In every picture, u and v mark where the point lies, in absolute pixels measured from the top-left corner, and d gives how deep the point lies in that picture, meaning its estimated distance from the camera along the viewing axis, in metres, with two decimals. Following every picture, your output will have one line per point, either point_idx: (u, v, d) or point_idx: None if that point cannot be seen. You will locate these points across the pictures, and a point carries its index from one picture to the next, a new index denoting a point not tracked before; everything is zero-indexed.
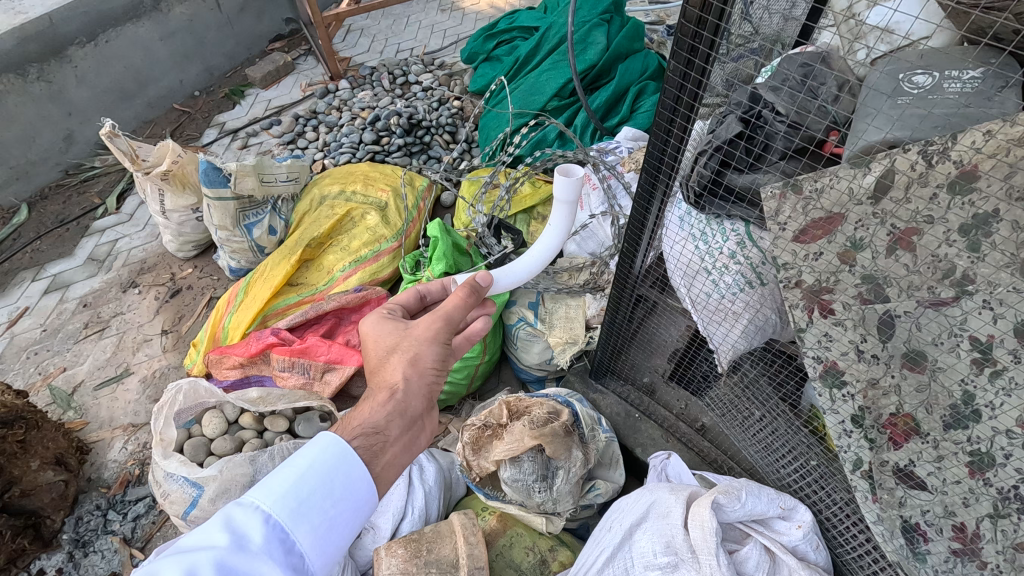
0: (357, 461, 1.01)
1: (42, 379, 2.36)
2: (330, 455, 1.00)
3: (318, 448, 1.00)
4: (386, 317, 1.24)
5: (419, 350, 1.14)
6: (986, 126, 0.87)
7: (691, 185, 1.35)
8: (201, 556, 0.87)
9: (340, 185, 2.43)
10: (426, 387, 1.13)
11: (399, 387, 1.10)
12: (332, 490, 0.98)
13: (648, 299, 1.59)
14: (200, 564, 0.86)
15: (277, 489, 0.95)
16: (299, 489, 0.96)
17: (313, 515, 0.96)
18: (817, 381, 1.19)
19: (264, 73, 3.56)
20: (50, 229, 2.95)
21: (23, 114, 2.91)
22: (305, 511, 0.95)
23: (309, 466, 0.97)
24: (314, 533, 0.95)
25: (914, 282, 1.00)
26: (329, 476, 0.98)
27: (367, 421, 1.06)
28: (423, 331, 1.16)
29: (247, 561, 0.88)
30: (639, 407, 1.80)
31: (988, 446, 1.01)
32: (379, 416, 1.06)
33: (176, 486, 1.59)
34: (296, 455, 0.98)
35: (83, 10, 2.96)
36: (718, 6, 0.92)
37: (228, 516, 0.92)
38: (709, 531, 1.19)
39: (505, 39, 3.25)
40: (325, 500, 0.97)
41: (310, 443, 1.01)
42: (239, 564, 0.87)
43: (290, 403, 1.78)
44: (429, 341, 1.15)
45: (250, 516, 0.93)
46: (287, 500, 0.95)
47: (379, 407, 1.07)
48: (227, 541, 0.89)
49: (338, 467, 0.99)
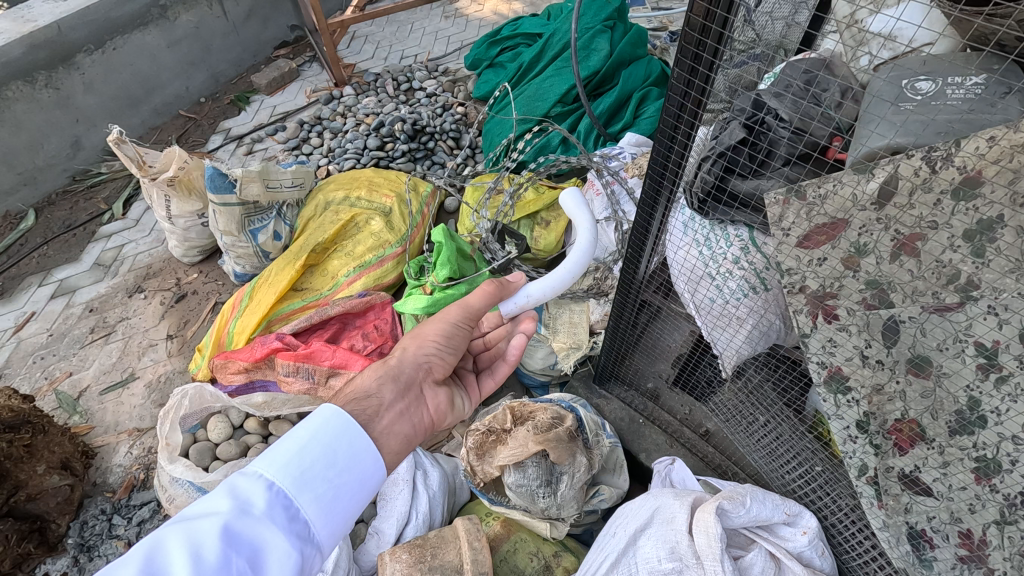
0: (360, 431, 1.01)
1: (48, 383, 2.37)
2: (333, 425, 0.99)
3: (319, 418, 0.99)
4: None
5: (424, 327, 1.31)
6: (989, 133, 0.88)
7: (694, 191, 1.35)
8: (204, 523, 0.83)
9: (345, 192, 2.44)
10: (422, 359, 1.25)
11: (395, 356, 1.24)
12: (336, 458, 0.96)
13: (652, 304, 1.59)
14: (203, 529, 0.82)
15: (279, 457, 0.93)
16: (302, 457, 0.94)
17: (317, 483, 0.93)
18: (822, 387, 1.20)
19: (269, 80, 3.59)
20: (57, 234, 2.97)
21: (31, 120, 2.94)
22: (309, 479, 0.92)
23: (312, 436, 0.96)
24: (318, 501, 0.92)
25: (919, 288, 1.00)
26: (332, 446, 0.97)
27: (361, 383, 1.16)
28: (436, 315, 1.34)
29: (251, 527, 0.85)
30: (643, 412, 1.80)
31: (995, 452, 1.01)
32: (372, 382, 1.16)
33: (181, 490, 1.64)
34: (297, 426, 0.97)
35: (91, 18, 2.99)
36: (721, 14, 0.93)
37: (230, 484, 0.89)
38: (714, 536, 1.18)
39: (509, 45, 3.27)
40: (329, 469, 0.95)
41: (312, 414, 0.99)
42: (243, 529, 0.84)
43: (294, 409, 1.82)
44: (435, 320, 1.32)
45: (254, 484, 0.90)
46: (290, 467, 0.92)
47: (374, 374, 1.18)
48: (230, 506, 0.86)
49: (341, 436, 0.98)
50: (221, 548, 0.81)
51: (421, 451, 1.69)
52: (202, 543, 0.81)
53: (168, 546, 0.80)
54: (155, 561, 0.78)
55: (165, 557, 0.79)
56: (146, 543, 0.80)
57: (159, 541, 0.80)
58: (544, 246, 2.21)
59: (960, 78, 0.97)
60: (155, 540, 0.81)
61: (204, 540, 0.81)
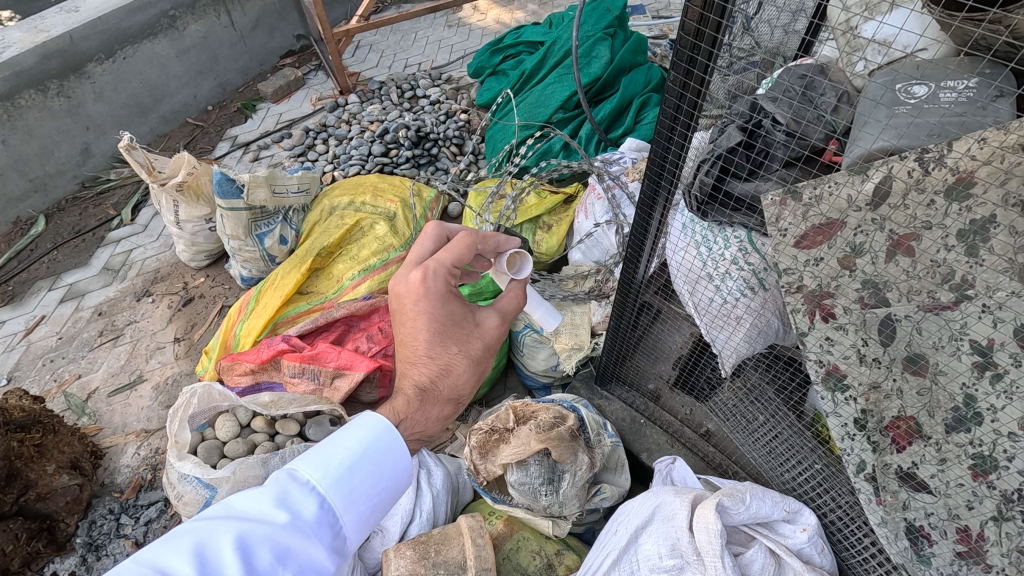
0: (404, 454, 1.03)
1: (57, 385, 2.40)
2: (381, 442, 1.01)
3: (370, 433, 1.01)
4: (449, 292, 1.18)
5: (487, 361, 1.24)
6: (980, 134, 0.91)
7: (694, 192, 1.40)
8: (256, 529, 0.86)
9: (350, 197, 2.46)
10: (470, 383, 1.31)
11: (461, 399, 1.24)
12: (381, 477, 0.99)
13: (653, 306, 1.61)
14: (257, 539, 0.85)
15: (330, 470, 0.95)
16: (351, 473, 0.96)
17: (360, 501, 0.96)
18: (819, 385, 1.21)
19: (275, 88, 3.64)
20: (67, 239, 3.01)
21: (43, 128, 2.99)
22: (354, 496, 0.96)
23: (362, 452, 0.98)
24: (357, 518, 0.96)
25: (914, 287, 1.02)
26: (378, 464, 0.99)
27: (423, 428, 1.22)
28: (493, 343, 1.24)
29: (301, 542, 0.87)
30: (645, 413, 1.82)
31: (991, 449, 1.03)
32: (435, 426, 1.25)
33: (190, 487, 1.66)
34: (348, 438, 0.99)
35: (102, 28, 3.05)
36: (716, 19, 0.96)
37: (282, 491, 0.92)
38: (714, 533, 1.20)
39: (511, 53, 3.32)
40: (373, 488, 0.98)
41: (362, 426, 1.01)
42: (294, 544, 0.86)
43: (301, 407, 1.75)
44: (494, 351, 1.25)
45: (304, 495, 0.92)
46: (340, 482, 0.95)
47: (440, 415, 1.22)
48: (284, 517, 0.88)
49: (388, 455, 1.01)
50: (272, 561, 0.83)
51: (426, 452, 1.72)
52: (254, 551, 0.83)
53: (221, 547, 0.82)
54: (209, 562, 0.80)
55: (219, 559, 0.80)
56: (201, 543, 0.82)
57: (212, 542, 0.82)
58: (546, 250, 2.24)
59: (954, 82, 1.02)
60: (208, 539, 0.82)
61: (255, 546, 0.84)
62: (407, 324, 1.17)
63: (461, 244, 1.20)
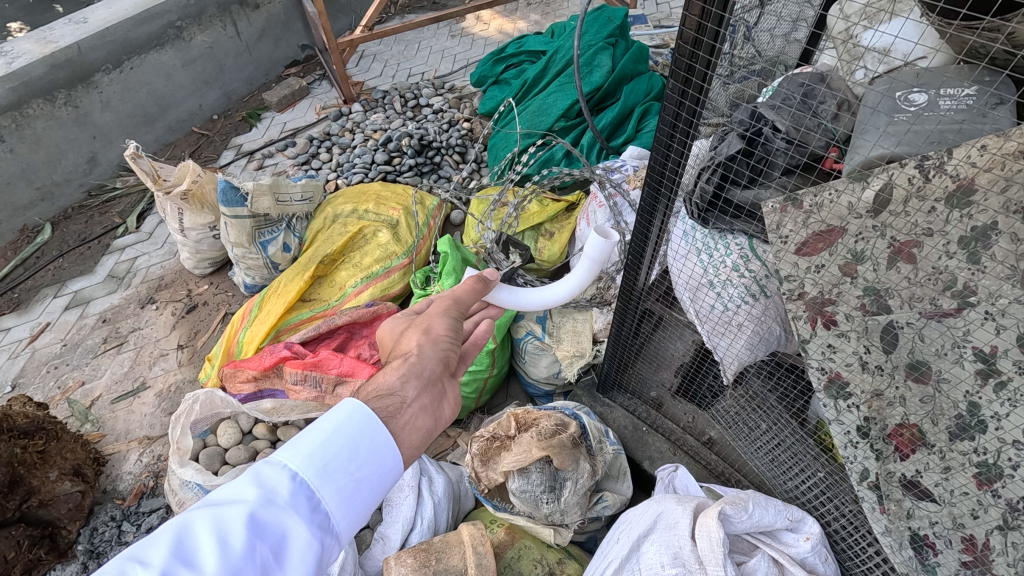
0: (382, 427, 0.99)
1: (61, 392, 2.41)
2: (356, 418, 0.97)
3: (344, 412, 0.97)
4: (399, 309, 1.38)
5: (430, 321, 1.22)
6: (980, 141, 0.90)
7: (694, 201, 1.41)
8: (230, 511, 0.86)
9: (353, 205, 2.48)
10: (440, 354, 1.17)
11: (412, 352, 1.15)
12: (359, 452, 0.95)
13: (654, 313, 1.63)
14: (231, 519, 0.85)
15: (303, 448, 0.93)
16: (325, 450, 0.93)
17: (338, 476, 0.93)
18: (822, 393, 1.21)
19: (280, 97, 3.67)
20: (72, 247, 3.03)
21: (51, 137, 3.02)
22: (331, 472, 0.92)
23: (335, 429, 0.95)
24: (338, 493, 0.92)
25: (916, 294, 1.02)
26: (354, 439, 0.96)
27: (383, 385, 1.07)
28: (436, 309, 1.26)
29: (275, 519, 0.87)
30: (647, 420, 1.80)
31: (996, 457, 1.02)
32: (393, 379, 1.08)
33: (191, 494, 1.67)
34: (321, 417, 0.96)
35: (110, 39, 3.09)
36: (713, 28, 0.97)
37: (257, 472, 0.91)
38: (716, 541, 1.19)
39: (514, 63, 3.35)
40: (350, 462, 0.94)
41: (336, 406, 0.98)
42: (268, 521, 0.86)
43: (303, 415, 1.84)
44: (440, 314, 1.24)
45: (278, 473, 0.91)
46: (314, 459, 0.92)
47: (395, 370, 1.10)
48: (256, 496, 0.87)
49: (364, 431, 0.97)
50: (246, 537, 0.83)
51: (427, 458, 1.72)
52: (229, 532, 0.83)
53: (197, 531, 0.83)
54: (186, 546, 0.81)
55: (195, 542, 0.82)
56: (177, 527, 0.83)
57: (189, 525, 0.84)
58: (547, 257, 2.25)
59: (954, 90, 1.02)
60: (186, 524, 0.84)
61: (230, 527, 0.84)
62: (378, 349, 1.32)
63: None
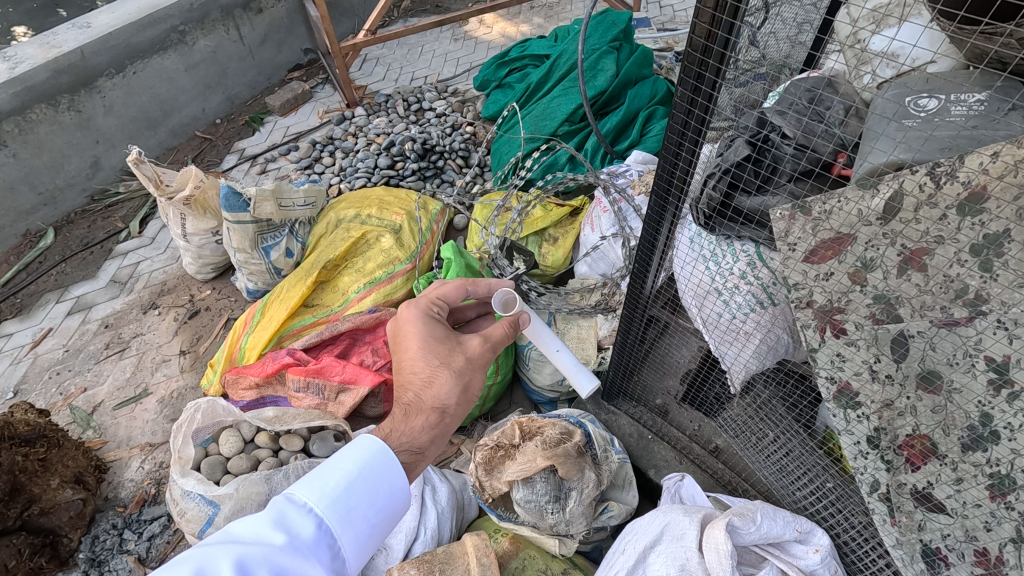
0: (400, 473, 1.07)
1: (63, 399, 2.40)
2: (377, 463, 1.05)
3: (366, 454, 1.05)
4: (433, 318, 1.34)
5: (471, 376, 1.27)
6: (995, 148, 0.88)
7: (701, 207, 1.37)
8: (255, 551, 0.88)
9: (356, 210, 2.49)
10: (467, 412, 1.28)
11: (448, 410, 1.23)
12: (377, 497, 1.03)
13: (660, 320, 1.58)
14: (258, 560, 0.87)
15: (327, 491, 0.99)
16: (348, 494, 1.00)
17: (357, 522, 1.00)
18: (831, 402, 1.18)
19: (283, 101, 3.67)
20: (75, 253, 3.03)
21: (53, 141, 3.01)
22: (351, 518, 1.00)
23: (358, 474, 1.02)
24: (354, 539, 1.00)
25: (926, 302, 1.00)
26: (374, 483, 1.04)
27: (414, 440, 1.17)
28: (478, 358, 1.29)
29: (300, 562, 0.91)
30: (652, 428, 1.79)
31: (1009, 469, 1.00)
32: (424, 437, 1.19)
33: (192, 504, 1.61)
34: (344, 459, 1.03)
35: (113, 44, 3.09)
36: (723, 36, 0.95)
37: (282, 513, 0.95)
38: (724, 554, 1.17)
39: (517, 66, 3.33)
40: (368, 508, 1.02)
41: (358, 447, 1.05)
42: (294, 564, 0.90)
43: (305, 423, 1.77)
44: (479, 369, 1.29)
45: (302, 515, 0.96)
46: (337, 504, 0.99)
47: (428, 427, 1.20)
48: (284, 539, 0.91)
49: (384, 476, 1.05)
50: None
51: (430, 467, 1.70)
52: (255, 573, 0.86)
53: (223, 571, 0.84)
54: None
55: None
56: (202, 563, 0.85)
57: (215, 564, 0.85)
58: (551, 263, 2.23)
59: (965, 96, 1.00)
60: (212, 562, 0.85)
61: (254, 567, 0.86)
62: (400, 349, 1.31)
63: (451, 285, 1.43)
